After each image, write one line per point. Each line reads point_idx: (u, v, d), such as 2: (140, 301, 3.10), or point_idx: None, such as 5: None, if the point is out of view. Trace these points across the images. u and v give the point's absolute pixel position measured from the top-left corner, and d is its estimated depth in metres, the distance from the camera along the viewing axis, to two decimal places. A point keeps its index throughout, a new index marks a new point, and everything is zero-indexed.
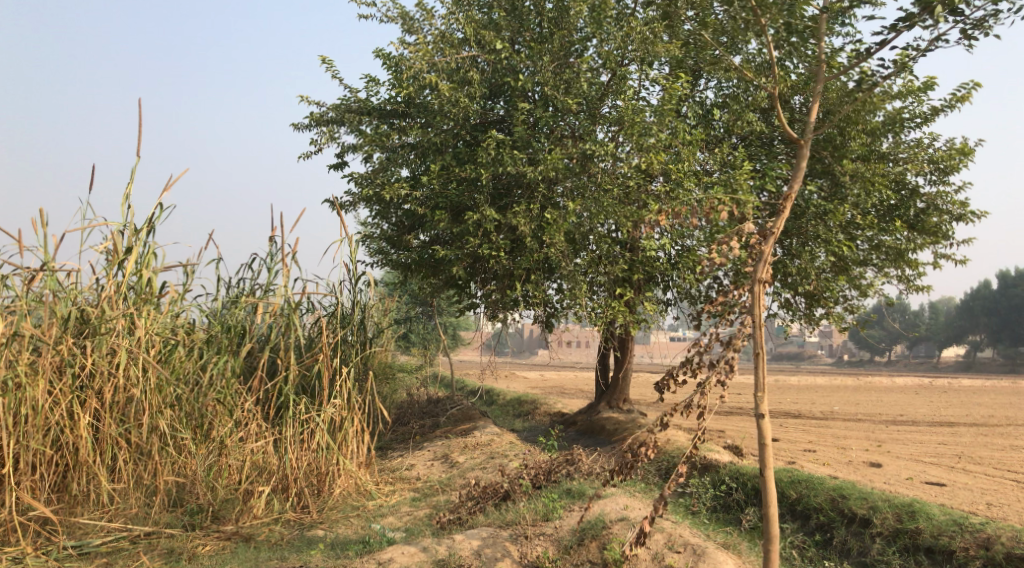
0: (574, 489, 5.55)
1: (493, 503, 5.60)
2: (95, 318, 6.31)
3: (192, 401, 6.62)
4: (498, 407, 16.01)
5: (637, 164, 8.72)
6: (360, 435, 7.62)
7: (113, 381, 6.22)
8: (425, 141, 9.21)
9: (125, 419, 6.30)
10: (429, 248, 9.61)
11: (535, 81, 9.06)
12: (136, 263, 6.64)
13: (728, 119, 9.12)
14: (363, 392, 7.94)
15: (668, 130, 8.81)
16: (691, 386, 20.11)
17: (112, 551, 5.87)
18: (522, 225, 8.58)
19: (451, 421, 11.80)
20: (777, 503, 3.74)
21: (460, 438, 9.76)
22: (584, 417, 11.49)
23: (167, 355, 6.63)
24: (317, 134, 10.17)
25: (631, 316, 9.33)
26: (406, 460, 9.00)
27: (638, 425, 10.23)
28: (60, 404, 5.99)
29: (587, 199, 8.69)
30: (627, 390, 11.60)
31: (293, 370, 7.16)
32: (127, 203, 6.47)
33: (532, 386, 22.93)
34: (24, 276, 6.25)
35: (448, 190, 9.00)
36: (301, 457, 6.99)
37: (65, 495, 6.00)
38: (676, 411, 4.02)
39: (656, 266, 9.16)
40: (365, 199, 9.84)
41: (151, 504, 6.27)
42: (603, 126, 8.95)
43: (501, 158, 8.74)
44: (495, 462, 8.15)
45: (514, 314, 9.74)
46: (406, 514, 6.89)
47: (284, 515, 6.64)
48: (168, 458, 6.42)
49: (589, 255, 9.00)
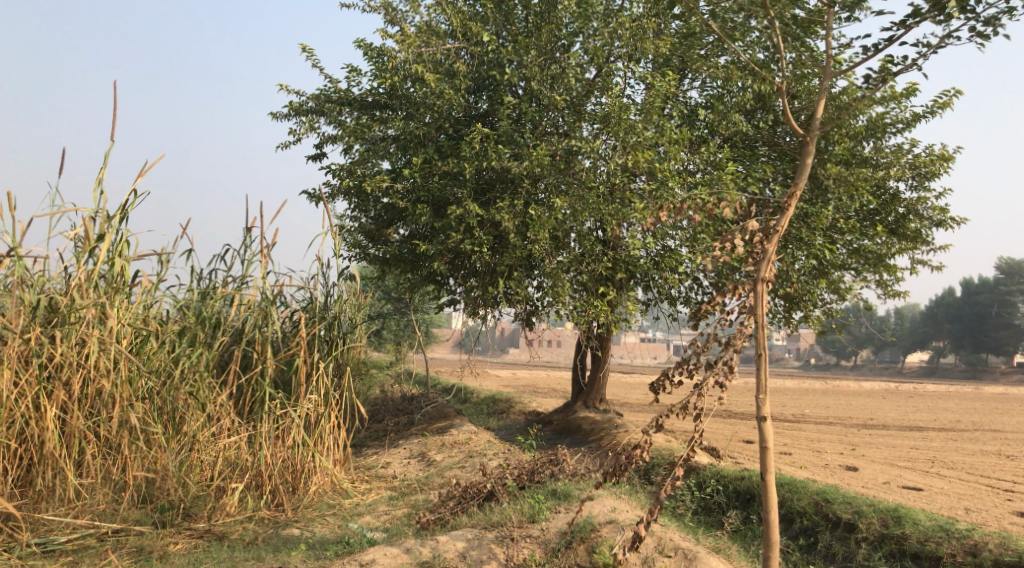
0: (559, 491, 5.44)
1: (477, 503, 5.47)
2: (64, 307, 6.07)
3: (164, 395, 6.44)
4: (472, 405, 15.88)
5: (622, 162, 8.66)
6: (335, 431, 7.48)
7: (82, 372, 6.01)
8: (406, 133, 9.08)
9: (93, 412, 6.08)
10: (408, 243, 9.47)
11: (521, 75, 8.96)
12: (108, 251, 6.43)
13: (712, 119, 9.10)
14: (340, 389, 7.80)
15: (654, 128, 8.75)
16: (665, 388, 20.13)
17: (79, 548, 5.67)
18: (506, 221, 8.47)
19: (426, 418, 11.65)
20: (776, 507, 3.68)
21: (436, 436, 9.63)
22: (560, 417, 11.43)
23: (139, 346, 6.45)
24: (296, 124, 10.00)
25: (612, 315, 9.26)
26: (381, 458, 8.85)
27: (616, 425, 10.17)
28: (26, 395, 5.76)
29: (571, 196, 8.61)
30: (604, 389, 11.56)
31: (270, 364, 6.99)
32: (97, 187, 5.99)
33: (505, 385, 22.83)
34: None
35: (430, 184, 8.89)
36: (276, 453, 6.82)
37: (29, 489, 5.76)
38: (671, 413, 3.93)
39: (639, 266, 9.11)
40: (344, 191, 9.68)
41: (119, 500, 6.06)
42: (588, 123, 8.88)
43: (485, 152, 8.64)
44: (474, 460, 8.04)
45: (494, 311, 9.63)
46: (384, 513, 6.75)
47: (258, 513, 6.46)
48: (138, 453, 6.20)
49: (571, 253, 8.96)
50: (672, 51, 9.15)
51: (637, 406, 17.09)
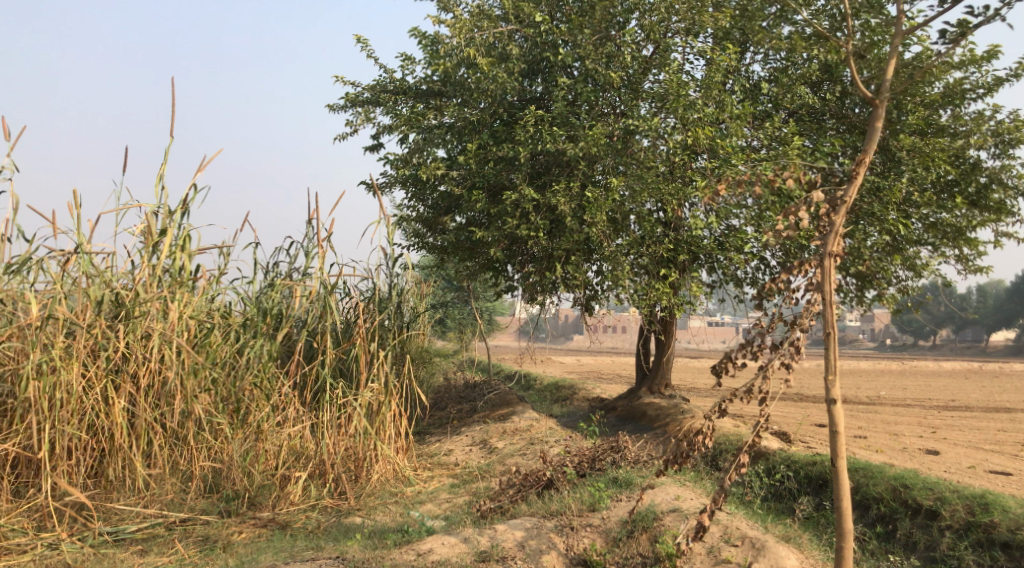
0: (621, 479, 5.30)
1: (536, 491, 5.39)
2: (129, 302, 6.18)
3: (229, 386, 6.54)
4: (535, 392, 15.80)
5: (683, 140, 8.42)
6: (397, 419, 7.47)
7: (148, 365, 6.09)
8: (461, 120, 8.98)
9: (159, 403, 6.17)
10: (466, 230, 9.42)
11: (576, 55, 8.80)
12: (170, 245, 6.52)
13: (776, 92, 8.82)
14: (400, 377, 7.80)
15: (714, 104, 8.52)
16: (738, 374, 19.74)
17: (148, 537, 5.71)
18: (562, 204, 8.34)
19: (489, 406, 11.58)
20: (850, 495, 3.49)
21: (498, 423, 9.57)
22: (625, 403, 11.27)
23: (203, 338, 6.52)
24: (352, 115, 10.03)
25: (675, 298, 9.04)
26: (444, 445, 8.84)
27: (682, 410, 9.96)
28: (94, 388, 5.86)
29: (630, 176, 8.42)
30: (669, 375, 11.35)
31: (330, 354, 7.01)
32: (161, 184, 6.54)
33: (569, 371, 22.72)
34: (58, 258, 6.17)
35: (485, 169, 8.82)
36: (338, 442, 6.83)
37: (100, 480, 5.89)
38: (735, 396, 3.75)
39: (701, 246, 8.87)
40: (401, 180, 9.65)
41: (187, 490, 6.16)
42: (646, 102, 8.70)
43: (540, 135, 8.52)
44: (536, 447, 7.95)
45: (553, 296, 9.52)
46: (445, 501, 6.71)
47: (321, 502, 6.47)
48: (203, 443, 6.32)
49: (631, 236, 8.76)
50: (732, 23, 8.86)
51: (705, 391, 16.78)
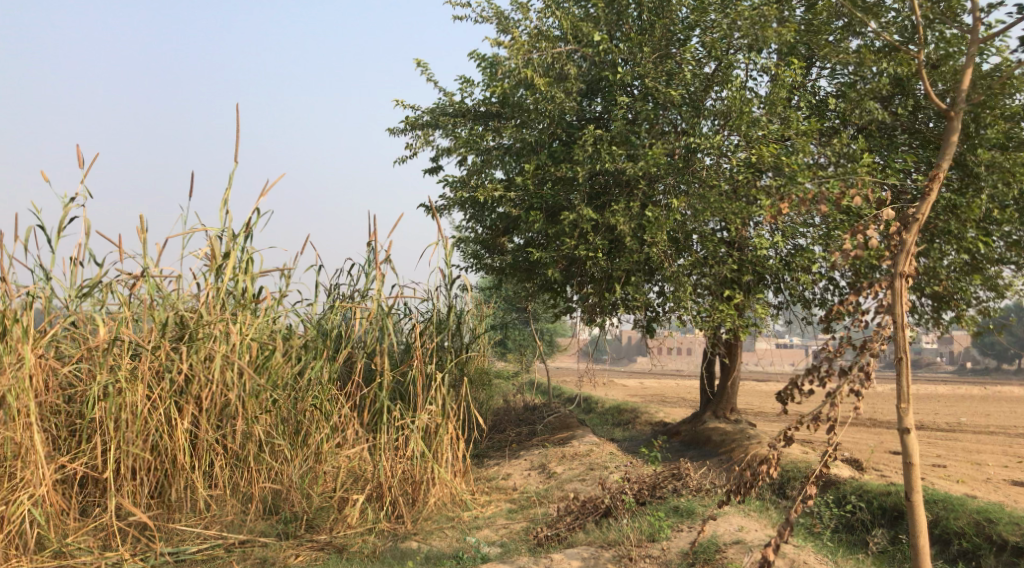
0: (682, 508, 5.14)
1: (594, 519, 5.27)
2: (192, 324, 6.27)
3: (289, 408, 6.59)
4: (596, 415, 15.62)
5: (748, 157, 8.37)
6: (455, 442, 7.42)
7: (210, 387, 6.17)
8: (519, 141, 9.01)
9: (221, 425, 6.25)
10: (524, 251, 9.39)
11: (636, 74, 8.72)
12: (234, 268, 6.62)
13: (843, 108, 8.61)
14: (459, 399, 7.77)
15: (779, 121, 8.45)
16: (813, 399, 19.24)
17: (208, 558, 5.73)
18: (622, 224, 8.24)
19: (548, 429, 11.45)
20: (928, 535, 3.17)
21: (557, 447, 9.46)
22: (688, 427, 11.04)
23: (264, 360, 6.58)
24: (412, 138, 10.12)
25: (739, 320, 8.83)
26: (502, 469, 8.76)
27: (747, 436, 9.70)
28: (158, 408, 5.94)
29: (692, 195, 8.28)
30: (734, 399, 11.08)
31: (388, 376, 7.00)
32: (225, 208, 6.36)
33: (631, 394, 22.44)
34: (126, 281, 6.31)
35: (543, 190, 8.80)
36: (395, 465, 6.80)
37: (163, 500, 5.97)
38: (801, 424, 3.59)
39: (766, 266, 8.65)
40: (459, 202, 9.70)
41: (247, 511, 6.19)
42: (708, 119, 8.59)
43: (599, 155, 8.48)
44: (596, 473, 7.81)
45: (613, 318, 9.41)
46: (503, 527, 6.62)
47: (378, 525, 6.44)
48: (264, 465, 6.36)
49: (692, 256, 8.60)
50: (797, 38, 8.68)
51: (771, 415, 16.36)
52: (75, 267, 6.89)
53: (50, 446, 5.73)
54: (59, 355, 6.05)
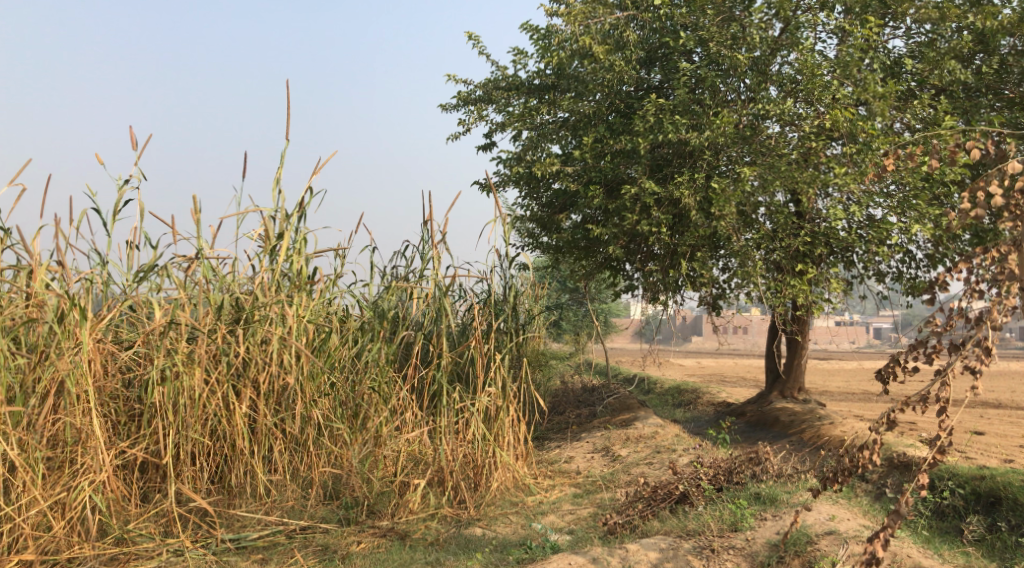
0: (764, 495, 4.84)
1: (667, 507, 5.02)
2: (248, 306, 6.13)
3: (347, 390, 6.44)
4: (656, 395, 15.29)
5: (817, 124, 8.01)
6: (515, 425, 7.20)
7: (268, 370, 6.02)
8: (577, 113, 8.69)
9: (279, 408, 6.11)
10: (581, 228, 9.07)
11: (698, 38, 8.36)
12: (288, 249, 6.46)
13: (922, 69, 8.17)
14: (518, 381, 7.57)
15: (852, 82, 8.06)
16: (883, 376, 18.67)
17: (269, 545, 5.60)
18: (687, 197, 7.91)
19: (609, 410, 11.17)
20: None
21: (621, 429, 9.16)
22: (755, 407, 10.68)
23: (321, 343, 6.42)
24: (465, 114, 9.88)
25: (811, 296, 8.45)
26: (564, 452, 8.51)
27: (819, 416, 9.31)
28: (216, 393, 5.81)
29: (761, 165, 7.99)
30: (803, 377, 10.70)
31: (446, 357, 6.81)
32: (278, 187, 6.05)
33: (689, 374, 21.97)
34: (182, 264, 6.20)
35: (602, 163, 8.49)
36: (456, 449, 6.59)
37: (223, 486, 5.86)
38: (907, 406, 3.25)
39: (840, 238, 8.24)
40: (514, 179, 9.44)
41: (307, 496, 6.06)
42: (776, 85, 8.21)
43: (661, 125, 8.13)
44: (663, 456, 7.53)
45: (677, 296, 9.07)
46: (569, 513, 6.39)
47: (441, 511, 6.25)
48: (323, 448, 6.23)
49: (761, 229, 8.22)
50: None
51: (840, 394, 15.84)
52: (131, 251, 6.83)
53: (110, 431, 5.64)
54: (118, 340, 5.97)
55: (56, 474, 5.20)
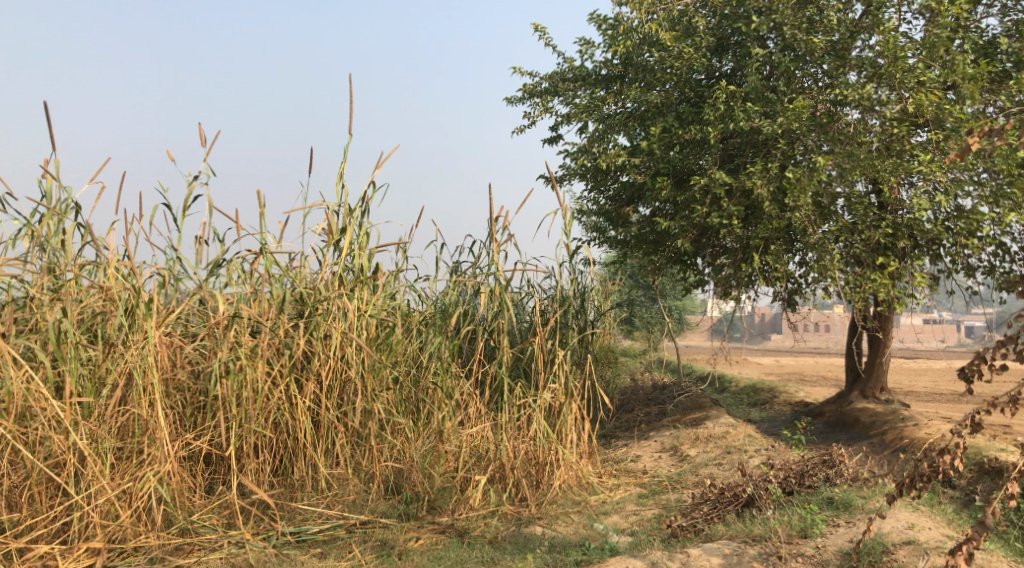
0: (837, 500, 4.58)
1: (733, 510, 4.80)
2: (311, 299, 6.13)
3: (410, 385, 6.40)
4: (730, 394, 14.91)
5: (900, 109, 7.63)
6: (580, 422, 7.04)
7: (330, 364, 6.02)
8: (645, 103, 8.46)
9: (341, 402, 6.11)
10: (650, 222, 8.84)
11: (772, 22, 7.98)
12: (351, 244, 6.43)
13: (1018, 48, 7.74)
14: (583, 377, 7.41)
15: (940, 65, 7.69)
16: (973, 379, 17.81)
17: (329, 539, 5.58)
18: (759, 187, 7.61)
19: (679, 409, 10.89)
20: None
21: (690, 428, 8.90)
22: (833, 408, 10.26)
23: (383, 337, 6.38)
24: (530, 106, 9.77)
25: (893, 290, 8.04)
26: (631, 451, 8.31)
27: (902, 417, 8.86)
28: (278, 385, 5.83)
29: (838, 153, 7.60)
30: (885, 377, 10.24)
31: (509, 352, 6.68)
32: (341, 181, 6.15)
33: (766, 373, 21.38)
34: (248, 256, 6.26)
35: (670, 154, 8.24)
36: (518, 445, 6.47)
37: (285, 479, 5.87)
38: (994, 407, 3.02)
39: (925, 230, 7.83)
40: (580, 172, 9.27)
41: (368, 491, 6.03)
42: (856, 69, 7.85)
43: (733, 114, 7.86)
44: (734, 457, 7.27)
45: (750, 291, 8.75)
46: (633, 514, 6.21)
47: (502, 508, 6.13)
48: (385, 443, 6.19)
49: (840, 221, 7.86)
50: None
51: (927, 395, 15.15)
52: (200, 245, 6.92)
53: (176, 423, 5.70)
54: (185, 332, 6.05)
55: (124, 464, 5.28)
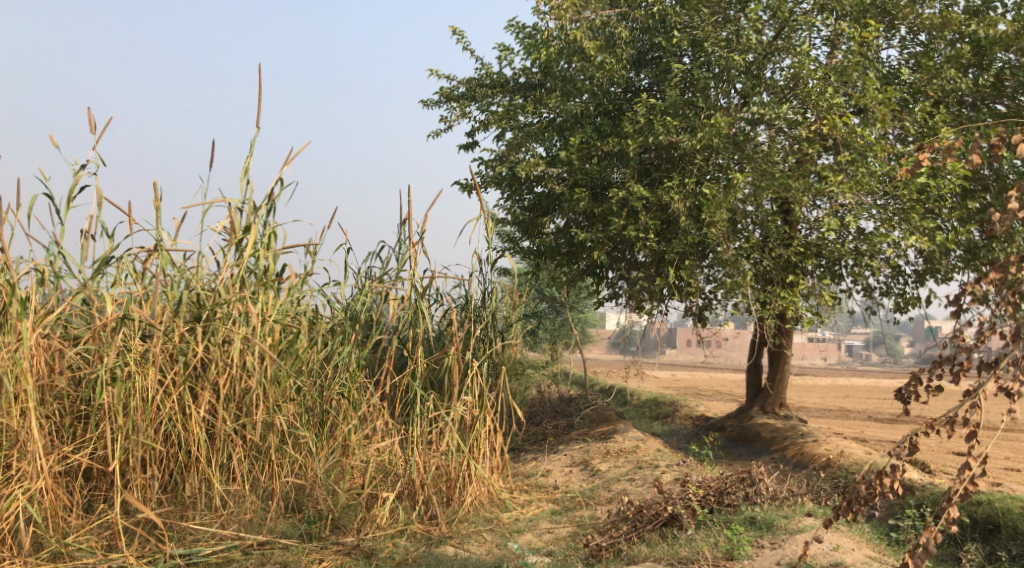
0: (759, 519, 4.56)
1: (654, 530, 4.69)
2: (209, 303, 5.71)
3: (315, 395, 6.05)
4: (633, 407, 15.00)
5: (812, 131, 7.78)
6: (492, 436, 6.81)
7: (229, 373, 5.60)
8: (564, 112, 8.37)
9: (240, 414, 5.69)
10: (565, 232, 8.73)
11: (691, 38, 8.04)
12: (255, 244, 6.03)
13: (919, 78, 8.03)
14: (496, 390, 7.20)
15: (849, 90, 7.88)
16: (858, 397, 18.58)
17: (222, 562, 5.15)
18: (676, 201, 7.61)
19: (586, 422, 10.83)
20: None
21: (599, 441, 8.82)
22: (735, 422, 10.40)
23: (288, 344, 6.00)
24: (447, 111, 9.54)
25: (800, 308, 8.18)
26: (540, 465, 8.14)
27: (803, 433, 9.02)
28: (171, 395, 5.39)
29: (752, 172, 7.67)
30: (785, 393, 10.45)
31: (420, 363, 6.40)
32: (244, 178, 5.72)
33: (665, 387, 21.70)
34: (140, 254, 5.78)
35: (588, 165, 8.16)
36: (428, 460, 6.19)
37: (174, 496, 5.43)
38: (931, 429, 2.93)
39: (831, 251, 7.99)
40: (496, 179, 9.09)
41: (267, 509, 5.64)
42: (770, 90, 7.97)
43: (652, 126, 7.83)
44: (645, 472, 7.20)
45: (661, 305, 8.76)
46: (547, 532, 6.05)
47: (410, 527, 5.84)
48: (287, 457, 5.82)
49: (751, 239, 7.93)
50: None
51: (819, 411, 15.64)
52: (86, 241, 6.39)
53: (52, 435, 5.20)
54: (67, 336, 5.53)
55: None
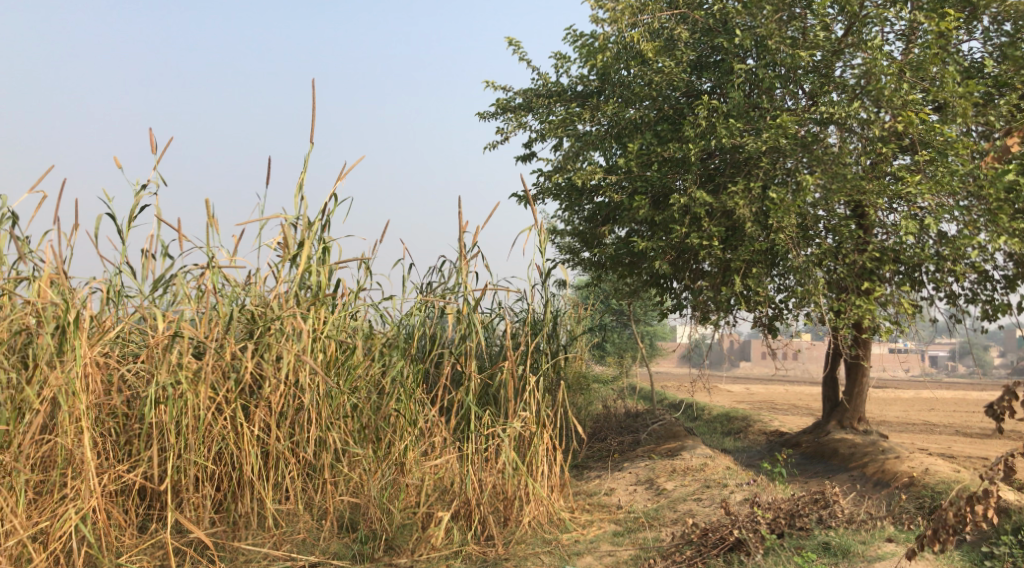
0: (834, 545, 4.25)
1: (719, 555, 4.39)
2: (262, 319, 5.63)
3: (370, 413, 5.91)
4: (704, 422, 14.56)
5: (886, 130, 7.38)
6: (551, 454, 6.57)
7: (282, 390, 5.51)
8: (622, 119, 8.14)
9: (293, 432, 5.60)
10: (627, 243, 8.47)
11: (755, 37, 7.72)
12: (309, 259, 5.95)
13: (1005, 70, 7.55)
14: (555, 406, 6.97)
15: (927, 85, 7.47)
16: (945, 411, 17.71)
17: None
18: (741, 207, 7.28)
19: (653, 438, 10.50)
20: None
21: (666, 459, 8.49)
22: (811, 438, 9.92)
23: (343, 360, 5.90)
24: (504, 122, 9.40)
25: (878, 317, 7.74)
26: (604, 483, 7.87)
27: (884, 449, 8.53)
28: (223, 414, 5.32)
29: (822, 174, 7.29)
30: (863, 407, 9.92)
31: (475, 378, 6.23)
32: (299, 194, 5.57)
33: (739, 402, 21.10)
34: (195, 271, 5.75)
35: (649, 172, 7.89)
36: (485, 479, 5.99)
37: (227, 515, 5.36)
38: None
39: (910, 256, 7.55)
40: (555, 190, 8.91)
41: (321, 529, 5.53)
42: (840, 88, 7.60)
43: (714, 130, 7.53)
44: (714, 492, 6.88)
45: (730, 316, 8.40)
46: (608, 555, 5.81)
47: (466, 548, 5.65)
48: (340, 475, 5.70)
49: (823, 245, 7.53)
50: None
51: (903, 425, 14.92)
52: (146, 260, 6.42)
53: (107, 453, 5.19)
54: (124, 354, 5.53)
55: (44, 500, 4.77)
